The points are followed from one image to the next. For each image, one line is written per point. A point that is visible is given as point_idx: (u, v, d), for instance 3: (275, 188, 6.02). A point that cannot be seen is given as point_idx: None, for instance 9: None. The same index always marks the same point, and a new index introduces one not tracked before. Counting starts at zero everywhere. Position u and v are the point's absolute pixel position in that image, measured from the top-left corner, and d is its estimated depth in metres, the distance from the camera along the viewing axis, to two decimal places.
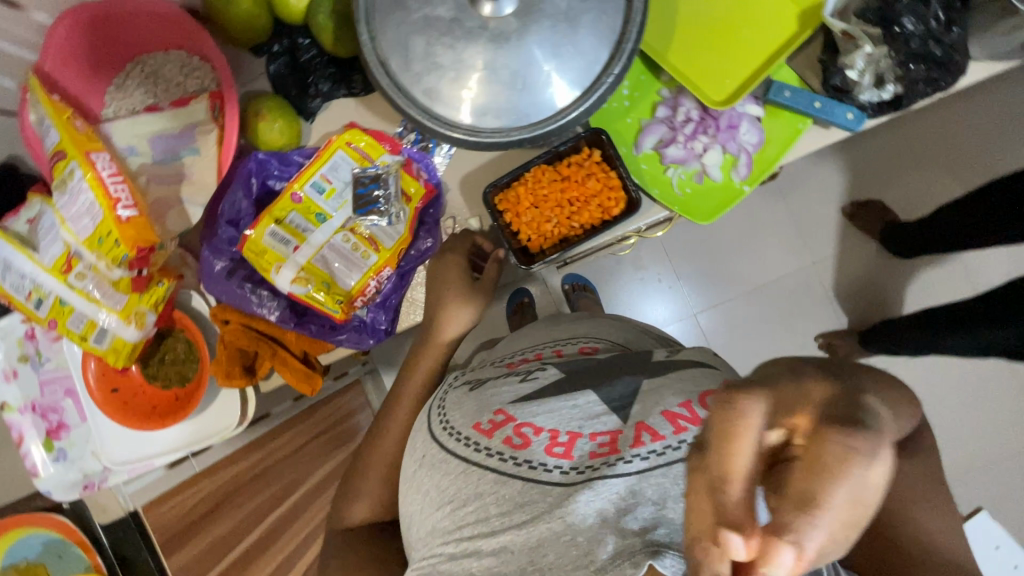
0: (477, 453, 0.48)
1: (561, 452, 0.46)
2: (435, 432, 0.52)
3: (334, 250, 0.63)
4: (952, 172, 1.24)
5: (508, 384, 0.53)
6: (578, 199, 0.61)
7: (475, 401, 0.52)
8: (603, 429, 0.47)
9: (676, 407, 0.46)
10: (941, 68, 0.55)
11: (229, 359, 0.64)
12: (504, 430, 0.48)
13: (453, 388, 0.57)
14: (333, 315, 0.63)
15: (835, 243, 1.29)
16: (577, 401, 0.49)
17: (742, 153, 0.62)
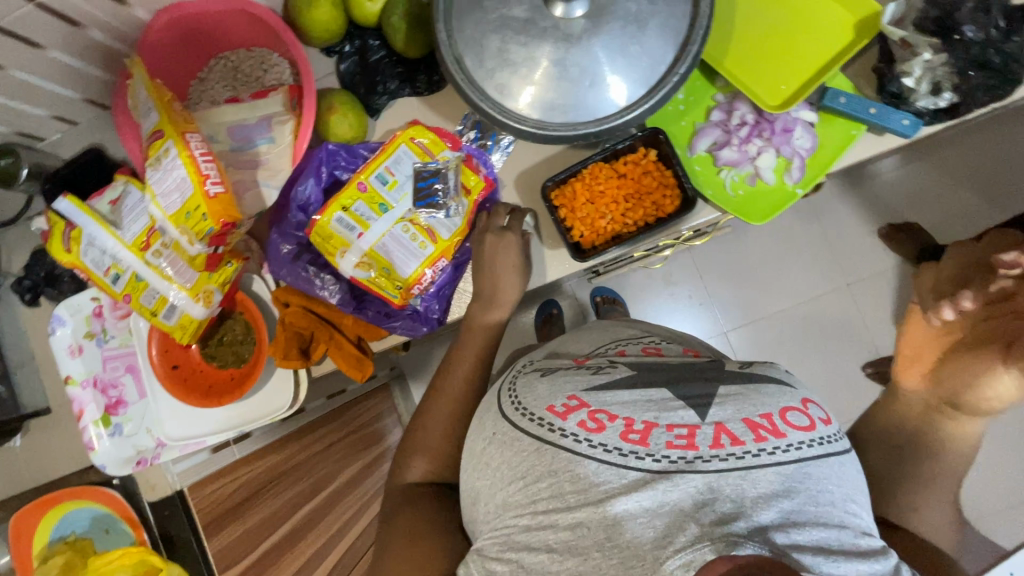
0: (552, 433, 0.47)
1: (637, 439, 0.45)
2: (504, 409, 0.52)
3: (394, 239, 0.65)
4: (989, 198, 1.25)
5: (578, 375, 0.53)
6: (632, 196, 0.63)
7: (546, 386, 0.52)
8: (681, 423, 0.46)
9: (756, 416, 0.45)
10: (1000, 76, 0.56)
11: (286, 341, 0.67)
12: (578, 414, 0.48)
13: (523, 372, 0.57)
14: (391, 300, 0.66)
15: (870, 265, 1.28)
16: (651, 396, 0.49)
17: (796, 157, 0.63)
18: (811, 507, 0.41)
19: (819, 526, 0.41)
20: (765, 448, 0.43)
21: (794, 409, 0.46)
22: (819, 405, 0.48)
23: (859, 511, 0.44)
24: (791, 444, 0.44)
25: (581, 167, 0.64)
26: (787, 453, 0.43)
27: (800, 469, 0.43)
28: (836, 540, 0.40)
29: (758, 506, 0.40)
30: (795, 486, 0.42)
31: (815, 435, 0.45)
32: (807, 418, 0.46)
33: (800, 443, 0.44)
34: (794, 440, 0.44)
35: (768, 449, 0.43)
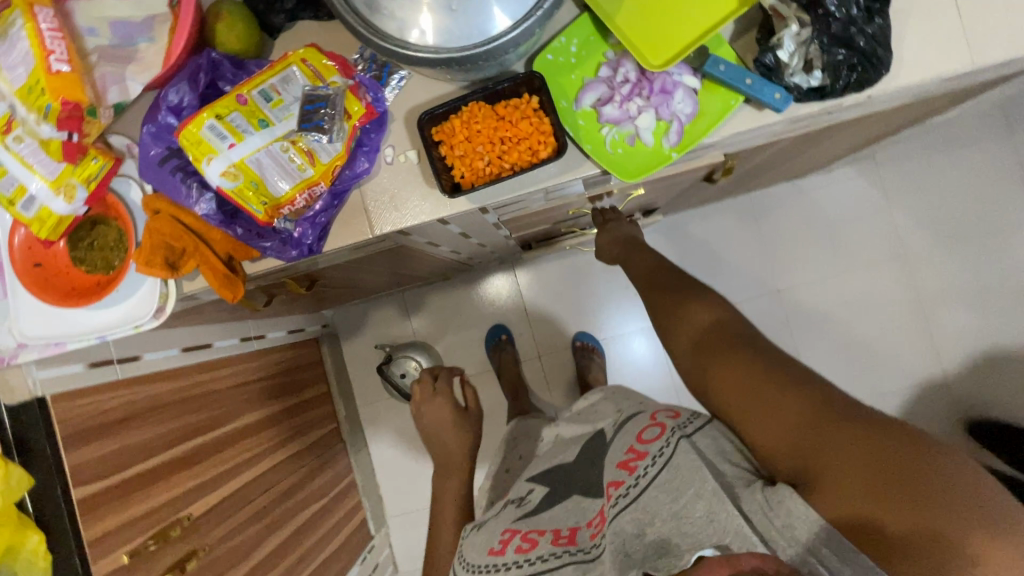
0: (496, 570, 0.63)
1: (565, 541, 0.63)
2: (459, 573, 0.67)
3: (270, 156, 0.64)
4: (864, 222, 1.59)
5: (507, 513, 0.73)
6: (509, 139, 0.63)
7: (484, 538, 0.69)
8: (595, 516, 0.65)
9: (625, 454, 0.65)
10: (864, 60, 0.58)
11: (151, 248, 0.66)
12: (512, 544, 0.65)
13: (467, 536, 0.74)
14: (255, 215, 0.65)
15: (779, 296, 1.60)
16: (566, 503, 0.70)
17: (675, 120, 0.64)
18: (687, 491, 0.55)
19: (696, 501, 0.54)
20: (637, 475, 0.60)
21: (648, 429, 0.66)
22: (666, 412, 0.68)
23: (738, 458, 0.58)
24: (654, 455, 0.61)
25: (462, 104, 0.64)
26: (654, 464, 0.60)
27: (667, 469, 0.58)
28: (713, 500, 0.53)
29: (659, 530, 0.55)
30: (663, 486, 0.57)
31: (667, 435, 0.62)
32: (656, 427, 0.65)
33: (660, 448, 0.61)
34: (654, 449, 0.61)
35: (640, 472, 0.60)
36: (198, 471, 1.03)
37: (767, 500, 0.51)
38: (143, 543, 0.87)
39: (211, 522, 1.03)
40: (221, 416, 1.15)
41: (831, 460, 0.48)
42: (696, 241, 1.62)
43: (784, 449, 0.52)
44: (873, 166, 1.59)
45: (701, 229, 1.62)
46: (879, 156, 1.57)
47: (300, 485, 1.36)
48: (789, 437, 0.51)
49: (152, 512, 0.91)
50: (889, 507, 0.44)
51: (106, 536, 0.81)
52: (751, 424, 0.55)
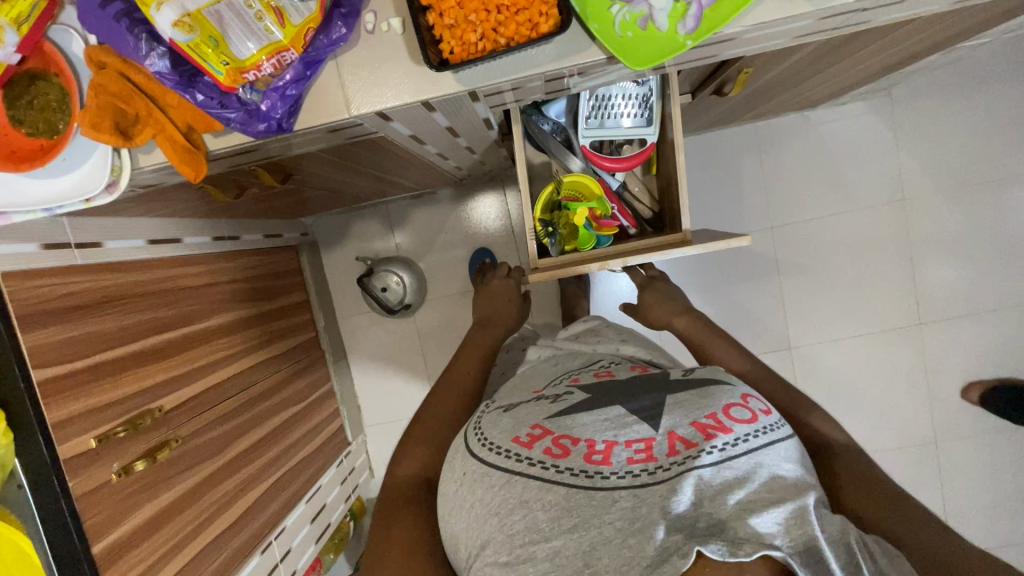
0: (520, 463, 0.60)
1: (600, 459, 0.59)
2: (473, 448, 0.65)
3: (233, 10, 0.54)
4: (870, 160, 1.54)
5: (540, 405, 0.69)
6: (505, 7, 0.56)
7: (510, 421, 0.67)
8: (637, 438, 0.60)
9: (704, 418, 0.60)
10: None
11: (99, 109, 0.59)
12: (543, 442, 0.62)
13: (487, 411, 0.72)
14: (215, 77, 0.58)
15: (776, 232, 1.57)
16: (609, 415, 0.64)
17: (694, 2, 0.56)
18: (768, 492, 0.54)
19: (769, 494, 0.53)
20: (714, 444, 0.57)
21: (736, 406, 0.61)
22: (758, 401, 0.64)
23: (804, 473, 0.57)
24: (738, 436, 0.58)
25: None
26: (736, 446, 0.57)
27: (749, 458, 0.56)
28: (798, 508, 0.52)
29: (717, 506, 0.53)
30: (741, 471, 0.55)
31: (757, 425, 0.60)
32: (745, 411, 0.61)
33: (746, 434, 0.58)
34: (739, 433, 0.58)
35: (717, 445, 0.57)
36: (168, 365, 1.01)
37: (862, 546, 0.51)
38: (114, 429, 0.86)
39: (182, 417, 1.02)
40: (197, 312, 1.12)
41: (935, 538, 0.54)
42: (697, 170, 1.56)
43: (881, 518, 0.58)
44: (890, 100, 1.51)
45: (704, 158, 1.56)
46: (897, 90, 1.50)
47: (277, 388, 1.37)
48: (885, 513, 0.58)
49: (121, 401, 0.89)
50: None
51: (71, 420, 0.80)
52: (856, 495, 0.62)
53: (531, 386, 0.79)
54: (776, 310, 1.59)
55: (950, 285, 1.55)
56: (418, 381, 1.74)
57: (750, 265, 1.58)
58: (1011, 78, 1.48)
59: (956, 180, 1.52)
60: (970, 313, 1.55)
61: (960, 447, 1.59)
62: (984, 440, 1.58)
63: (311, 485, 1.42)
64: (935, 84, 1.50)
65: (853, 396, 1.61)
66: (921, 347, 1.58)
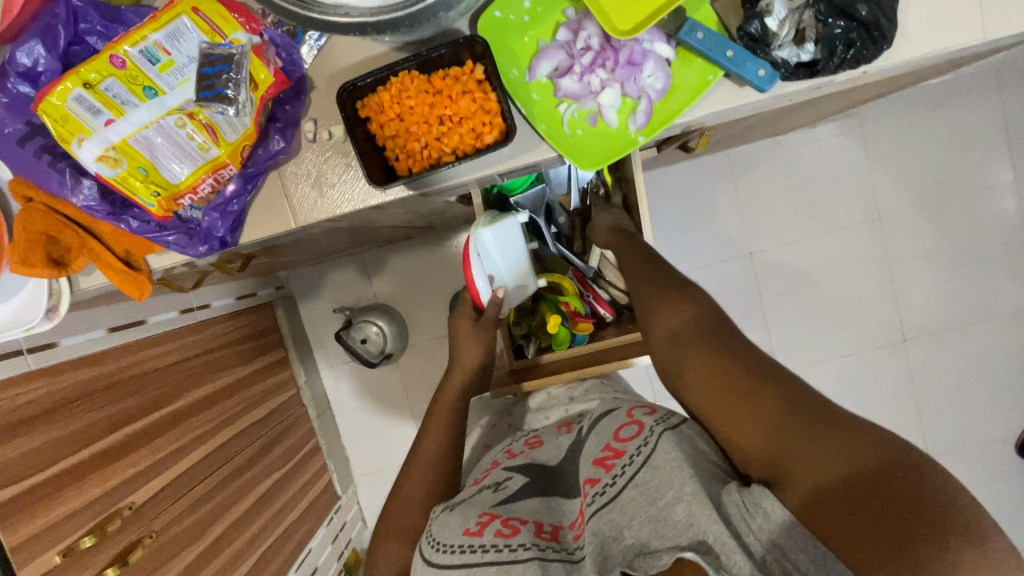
0: (474, 553, 0.60)
1: (548, 537, 0.62)
2: (426, 554, 0.63)
3: (162, 134, 0.53)
4: (847, 179, 1.53)
5: (483, 496, 0.70)
6: (448, 118, 0.54)
7: (457, 518, 0.65)
8: (576, 516, 0.65)
9: (602, 452, 0.67)
10: (864, 33, 0.50)
11: (28, 245, 0.55)
12: (491, 527, 0.63)
13: (436, 514, 0.69)
14: (147, 209, 0.55)
15: (755, 256, 1.56)
16: (549, 504, 0.69)
17: (643, 98, 0.55)
18: (670, 490, 0.56)
19: (677, 500, 0.55)
20: (615, 473, 0.62)
21: (625, 428, 0.68)
22: (643, 412, 0.70)
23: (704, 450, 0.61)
24: (631, 454, 0.63)
25: (390, 74, 0.53)
26: (632, 463, 0.62)
27: (643, 471, 0.60)
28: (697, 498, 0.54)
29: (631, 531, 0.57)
30: (643, 486, 0.59)
31: (643, 434, 0.65)
32: (632, 429, 0.67)
33: (637, 446, 0.64)
34: (631, 449, 0.64)
35: (618, 471, 0.62)
36: (139, 457, 0.98)
37: (744, 505, 0.52)
38: (78, 541, 0.83)
39: (154, 509, 0.98)
40: (167, 394, 1.09)
41: (813, 455, 0.50)
42: (675, 201, 1.55)
43: (759, 449, 0.54)
44: (862, 119, 1.51)
45: (681, 189, 1.54)
46: (869, 107, 1.49)
47: (258, 456, 1.33)
48: (759, 432, 0.54)
49: (85, 508, 0.85)
50: (865, 516, 0.45)
51: (32, 538, 0.76)
52: (724, 420, 0.58)
53: (477, 474, 0.82)
54: (760, 335, 1.59)
55: (932, 301, 1.55)
56: (406, 426, 1.70)
57: (735, 292, 1.57)
58: (979, 94, 1.48)
59: (931, 196, 1.52)
60: (954, 327, 1.55)
61: (953, 460, 1.58)
62: (975, 452, 1.57)
63: (299, 549, 1.39)
64: (906, 103, 1.49)
65: None
66: (908, 364, 1.57)
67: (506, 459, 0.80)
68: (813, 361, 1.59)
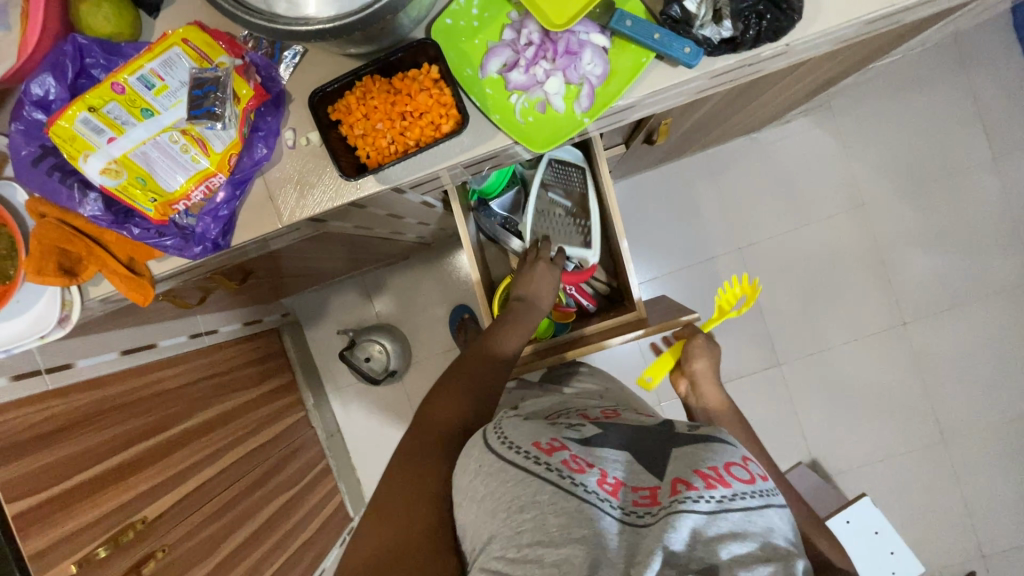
0: (537, 465, 0.60)
1: (608, 490, 0.59)
2: (492, 443, 0.65)
3: (158, 148, 0.59)
4: (826, 169, 1.57)
5: (555, 427, 0.69)
6: (409, 113, 0.60)
7: (532, 431, 0.66)
8: (645, 485, 0.60)
9: (707, 467, 0.59)
10: (773, 7, 0.56)
11: (42, 256, 0.62)
12: (560, 455, 0.61)
13: (508, 418, 0.71)
14: (146, 214, 0.62)
15: (744, 251, 1.59)
16: (617, 457, 0.63)
17: (585, 83, 0.61)
18: (759, 549, 0.53)
19: (763, 560, 0.52)
20: (713, 493, 0.56)
21: (738, 465, 0.61)
22: (757, 465, 0.63)
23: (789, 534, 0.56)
24: (736, 493, 0.57)
25: (357, 79, 0.60)
26: (732, 501, 0.56)
27: (745, 516, 0.55)
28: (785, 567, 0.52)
29: (709, 550, 0.52)
30: (737, 527, 0.54)
31: (756, 488, 0.59)
32: (744, 472, 0.60)
33: (743, 492, 0.57)
34: (737, 489, 0.57)
35: (715, 495, 0.56)
36: (150, 474, 1.02)
37: None
38: (93, 552, 0.86)
39: (167, 525, 1.02)
40: (177, 414, 1.13)
41: None
42: (660, 202, 1.60)
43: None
44: (833, 111, 1.56)
45: (665, 191, 1.59)
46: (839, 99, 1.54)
47: (268, 476, 1.36)
48: None
49: (99, 521, 0.89)
50: None
51: (50, 548, 0.80)
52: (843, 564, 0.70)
53: (540, 410, 0.82)
54: (758, 328, 1.60)
55: (926, 282, 1.56)
56: None
57: (727, 288, 1.59)
58: (945, 78, 1.53)
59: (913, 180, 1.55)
60: (952, 308, 1.55)
61: (969, 444, 1.55)
62: (990, 433, 1.54)
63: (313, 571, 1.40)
64: (874, 92, 1.55)
65: (850, 405, 1.58)
66: (909, 348, 1.57)
67: (578, 416, 0.77)
68: (814, 351, 1.59)
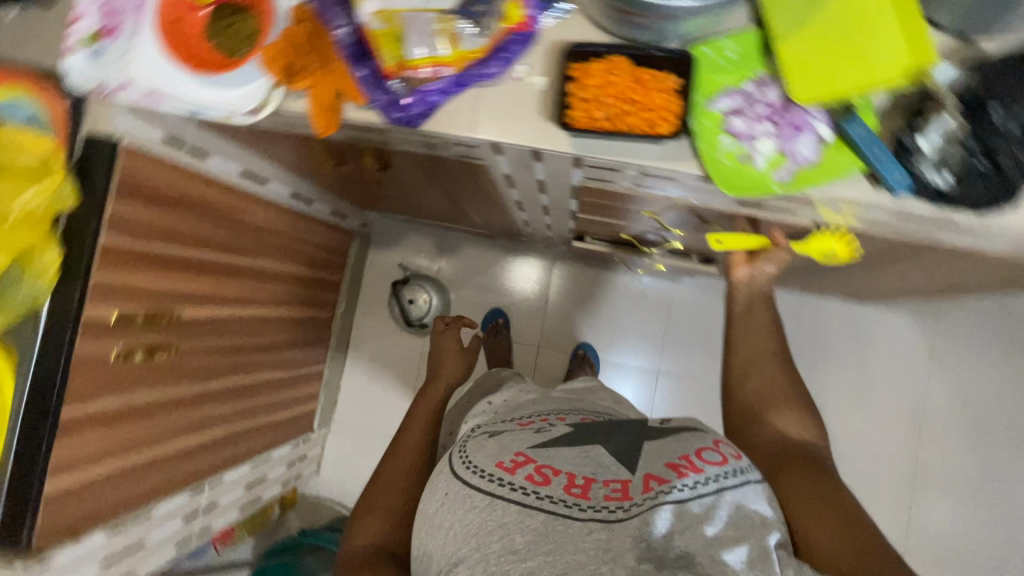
0: (502, 486, 0.70)
1: (579, 492, 0.67)
2: (459, 470, 0.75)
3: (420, 22, 0.69)
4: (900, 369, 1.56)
5: (522, 436, 0.79)
6: (636, 103, 0.65)
7: (493, 449, 0.76)
8: (614, 479, 0.69)
9: (675, 459, 0.70)
10: (997, 180, 0.59)
11: (280, 51, 0.71)
12: (525, 470, 0.71)
13: (473, 437, 0.82)
14: (384, 62, 0.69)
15: None
16: (586, 454, 0.73)
17: (792, 159, 0.65)
18: (732, 526, 0.62)
19: (737, 536, 0.61)
20: (683, 484, 0.66)
21: (706, 451, 0.70)
22: (728, 447, 0.72)
23: (765, 510, 0.65)
24: (707, 475, 0.67)
25: (608, 54, 0.66)
26: (704, 485, 0.66)
27: (719, 493, 0.65)
28: (760, 547, 0.60)
29: (687, 526, 0.62)
30: (714, 505, 0.64)
31: (726, 467, 0.68)
32: (714, 455, 0.70)
33: (714, 474, 0.67)
34: (707, 473, 0.67)
35: (686, 483, 0.66)
36: (201, 283, 1.08)
37: None
38: (134, 314, 0.93)
39: (189, 333, 1.07)
40: (246, 249, 1.20)
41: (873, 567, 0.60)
42: None
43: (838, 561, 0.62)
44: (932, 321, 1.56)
45: None
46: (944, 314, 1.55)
47: (275, 348, 1.40)
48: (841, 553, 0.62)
49: (150, 292, 0.96)
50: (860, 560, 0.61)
51: (106, 288, 0.86)
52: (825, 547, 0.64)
53: (513, 417, 0.90)
54: None
55: (942, 524, 1.51)
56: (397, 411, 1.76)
57: None
58: None
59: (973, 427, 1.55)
60: (954, 563, 1.49)
61: None
62: None
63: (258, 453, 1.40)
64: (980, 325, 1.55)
65: None
66: None
67: (557, 418, 0.85)
68: None
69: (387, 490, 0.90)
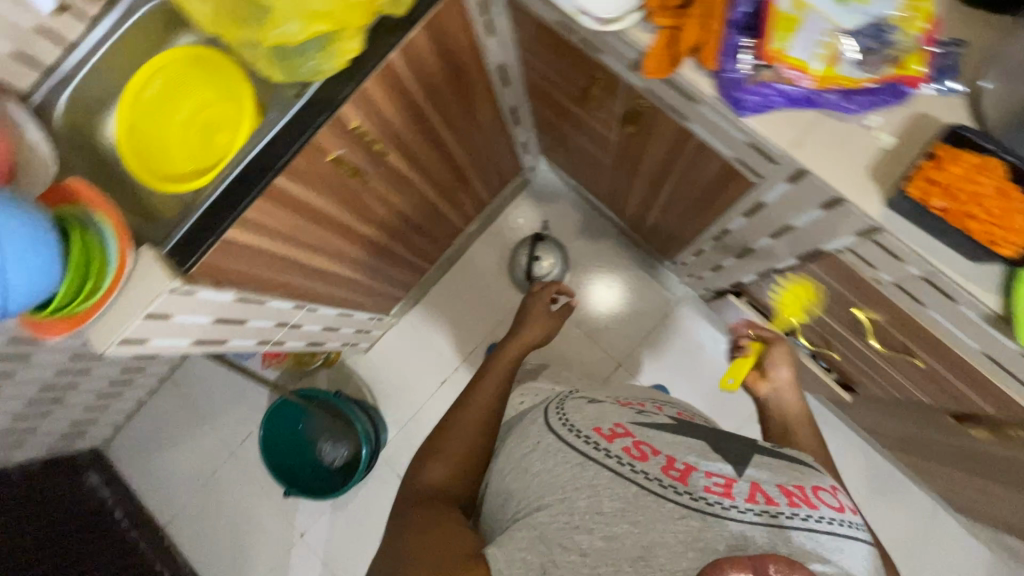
0: (599, 449, 0.68)
1: (678, 475, 0.64)
2: (552, 424, 0.74)
3: (815, 24, 0.68)
4: None
5: (625, 411, 0.76)
6: (992, 213, 0.60)
7: (593, 414, 0.75)
8: (719, 474, 0.65)
9: (789, 485, 0.64)
10: None
11: None
12: (624, 440, 0.69)
13: (569, 399, 0.81)
14: (766, 43, 0.67)
15: None
16: (692, 445, 0.69)
17: None
18: (835, 571, 0.56)
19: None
20: (793, 510, 0.60)
21: (822, 491, 0.64)
22: (847, 497, 0.66)
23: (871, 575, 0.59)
24: (822, 514, 0.60)
25: (987, 153, 0.62)
26: (818, 521, 0.60)
27: (831, 539, 0.59)
28: None
29: (791, 550, 0.57)
30: (824, 547, 0.58)
31: (842, 515, 0.62)
32: (831, 497, 0.64)
33: (830, 515, 0.61)
34: (822, 511, 0.61)
35: (798, 511, 0.60)
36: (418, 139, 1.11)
37: None
38: (369, 132, 0.95)
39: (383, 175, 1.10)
40: (458, 132, 1.23)
41: None
42: None
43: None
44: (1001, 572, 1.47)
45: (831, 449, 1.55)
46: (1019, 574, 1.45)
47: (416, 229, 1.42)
48: None
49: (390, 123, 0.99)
50: None
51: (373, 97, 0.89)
52: None
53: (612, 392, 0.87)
54: None
55: None
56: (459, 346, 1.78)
57: None
58: None
59: None
60: None
61: None
62: None
63: (353, 308, 1.44)
64: None
65: None
66: None
67: (658, 407, 0.82)
68: None
69: (460, 441, 0.88)
